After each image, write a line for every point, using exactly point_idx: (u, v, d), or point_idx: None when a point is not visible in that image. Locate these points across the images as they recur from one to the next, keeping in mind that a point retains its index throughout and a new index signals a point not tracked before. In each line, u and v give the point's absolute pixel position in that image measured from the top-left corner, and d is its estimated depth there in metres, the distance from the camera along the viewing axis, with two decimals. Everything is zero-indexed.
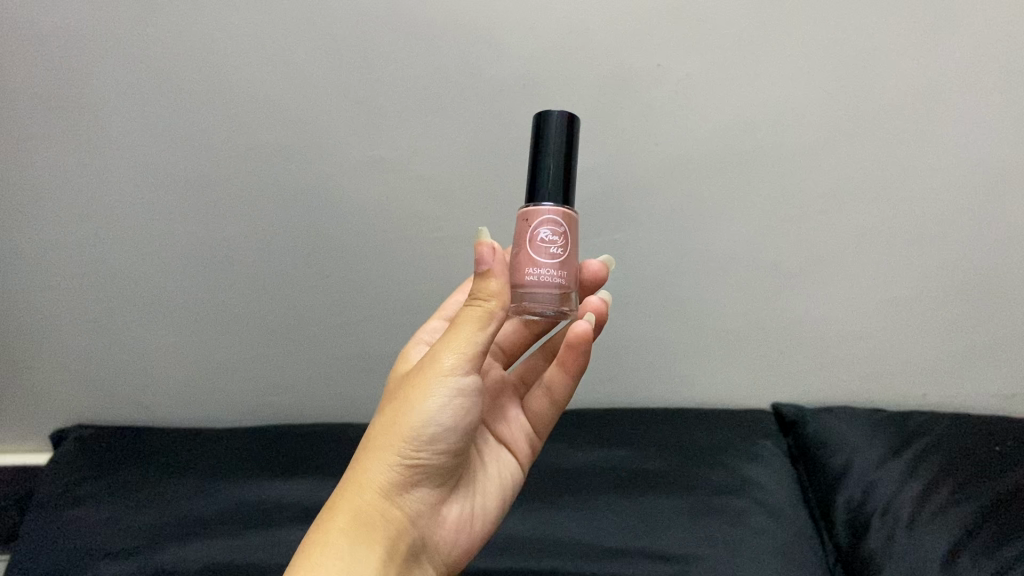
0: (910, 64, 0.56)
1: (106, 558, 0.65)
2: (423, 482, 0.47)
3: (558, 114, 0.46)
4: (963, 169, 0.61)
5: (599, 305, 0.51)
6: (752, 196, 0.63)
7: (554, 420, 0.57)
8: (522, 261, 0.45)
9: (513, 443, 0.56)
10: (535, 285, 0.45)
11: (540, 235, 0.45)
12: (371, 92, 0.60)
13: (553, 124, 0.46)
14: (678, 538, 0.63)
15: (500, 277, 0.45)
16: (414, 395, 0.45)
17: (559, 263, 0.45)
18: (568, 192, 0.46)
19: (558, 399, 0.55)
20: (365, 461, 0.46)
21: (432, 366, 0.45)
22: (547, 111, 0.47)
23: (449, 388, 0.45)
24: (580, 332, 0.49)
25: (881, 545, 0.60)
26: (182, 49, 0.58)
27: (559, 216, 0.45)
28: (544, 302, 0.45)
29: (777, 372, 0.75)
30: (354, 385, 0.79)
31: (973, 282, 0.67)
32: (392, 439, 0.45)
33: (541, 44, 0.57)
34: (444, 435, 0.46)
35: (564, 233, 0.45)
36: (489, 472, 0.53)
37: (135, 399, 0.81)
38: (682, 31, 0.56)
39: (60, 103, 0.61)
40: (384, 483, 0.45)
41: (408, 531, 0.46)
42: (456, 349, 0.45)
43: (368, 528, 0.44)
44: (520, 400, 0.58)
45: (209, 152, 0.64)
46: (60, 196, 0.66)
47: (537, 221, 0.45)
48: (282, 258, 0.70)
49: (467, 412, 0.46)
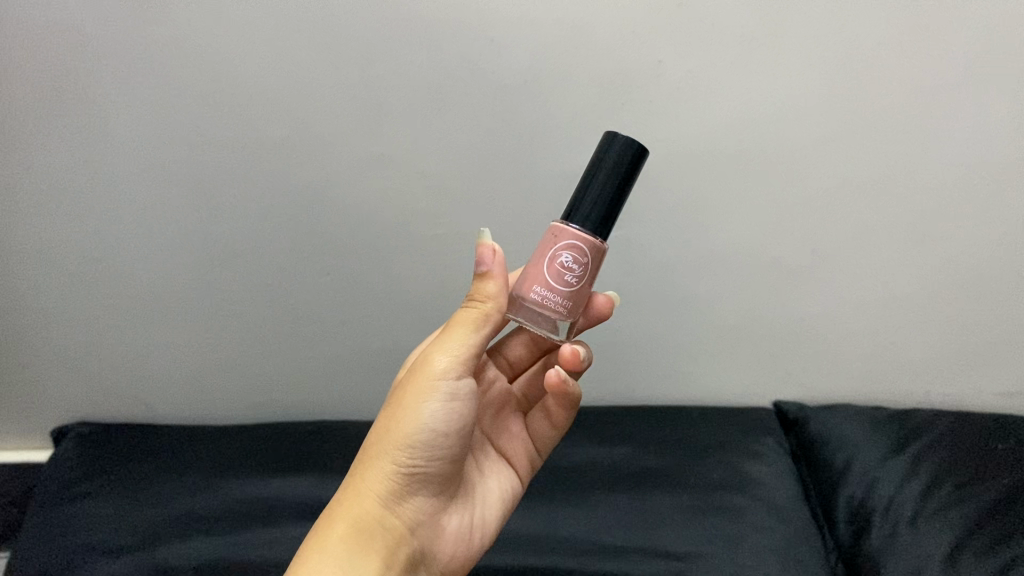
0: (914, 63, 0.56)
1: (107, 556, 0.65)
2: (423, 491, 0.47)
3: (624, 139, 0.46)
4: (968, 167, 0.61)
5: (571, 357, 0.49)
6: (752, 194, 0.63)
7: (556, 439, 0.57)
8: (532, 276, 0.46)
9: (514, 456, 0.56)
10: (538, 303, 0.45)
11: (561, 258, 0.45)
12: (369, 89, 0.59)
13: (615, 149, 0.46)
14: (677, 536, 0.63)
15: (499, 279, 0.46)
16: (409, 401, 0.45)
17: (569, 291, 0.45)
18: (603, 224, 0.46)
19: (560, 421, 0.57)
20: (363, 469, 0.46)
21: (427, 370, 0.46)
22: (618, 134, 0.46)
23: (442, 393, 0.45)
24: (551, 381, 0.50)
25: (881, 543, 0.61)
26: (173, 45, 0.57)
27: (585, 246, 0.45)
28: (541, 319, 0.46)
29: (776, 369, 0.75)
30: (357, 380, 0.80)
31: (976, 281, 0.67)
32: (387, 446, 0.46)
33: (541, 39, 0.56)
34: (439, 441, 0.46)
35: (586, 263, 0.45)
36: (489, 485, 0.53)
37: (135, 395, 0.81)
38: (683, 29, 0.55)
39: (51, 102, 0.59)
40: (382, 492, 0.45)
41: (407, 541, 0.46)
42: (448, 354, 0.46)
43: (365, 537, 0.44)
44: (522, 414, 0.58)
45: (205, 149, 0.63)
46: (55, 194, 0.65)
47: (563, 243, 0.45)
48: (282, 255, 0.70)
49: (462, 418, 0.46)
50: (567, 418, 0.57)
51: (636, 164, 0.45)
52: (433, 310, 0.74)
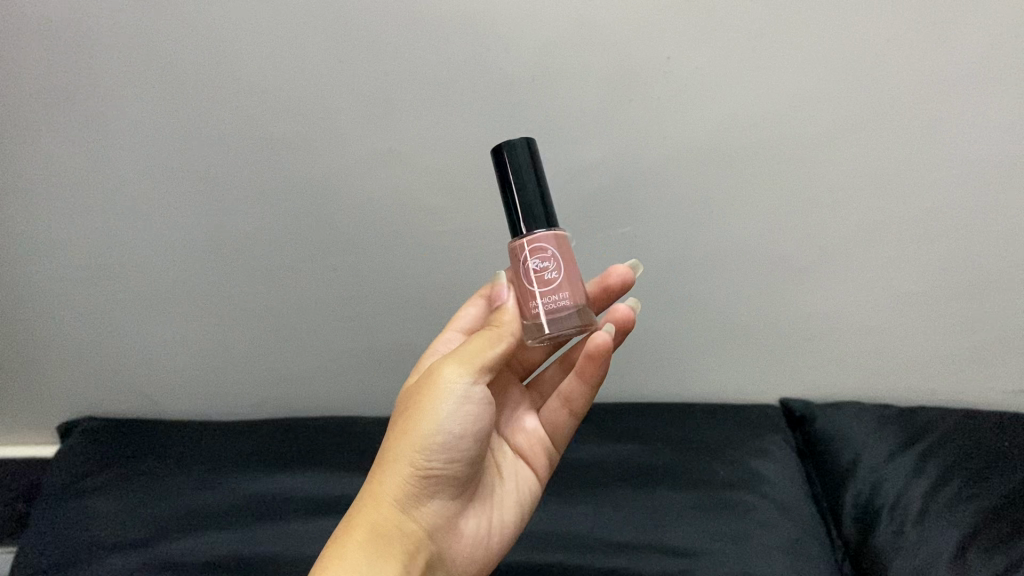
0: (928, 57, 0.55)
1: (113, 552, 0.65)
2: (439, 495, 0.47)
3: (510, 143, 0.47)
4: (979, 165, 0.60)
5: (626, 311, 0.51)
6: (761, 190, 0.63)
7: (572, 433, 0.57)
8: (524, 297, 0.47)
9: (530, 455, 0.56)
10: (543, 313, 0.46)
11: (530, 267, 0.46)
12: (377, 84, 0.59)
13: (511, 153, 0.47)
14: (686, 533, 0.63)
15: (512, 309, 0.48)
16: (424, 407, 0.45)
17: (558, 285, 0.46)
18: (549, 212, 0.47)
19: (577, 411, 0.56)
20: (379, 475, 0.46)
21: (441, 374, 0.46)
22: (502, 143, 0.48)
23: (457, 396, 0.45)
24: (601, 342, 0.49)
25: (890, 540, 0.60)
26: (183, 42, 0.57)
27: (542, 241, 0.46)
28: (563, 324, 0.45)
29: (784, 366, 0.75)
30: (363, 376, 0.80)
31: (987, 279, 0.66)
32: (403, 450, 0.45)
33: (550, 35, 0.56)
34: (455, 444, 0.46)
35: (553, 254, 0.46)
36: (506, 486, 0.53)
37: (142, 390, 0.81)
38: (694, 25, 0.55)
39: (59, 97, 0.59)
40: (398, 496, 0.45)
41: (425, 544, 0.46)
42: (463, 359, 0.46)
43: (384, 541, 0.44)
44: (536, 411, 0.58)
45: (212, 144, 0.62)
46: (62, 190, 0.65)
47: (525, 255, 0.46)
48: (289, 251, 0.70)
49: (477, 421, 0.46)
50: (583, 410, 0.56)
51: (533, 151, 0.47)
52: (438, 307, 0.74)
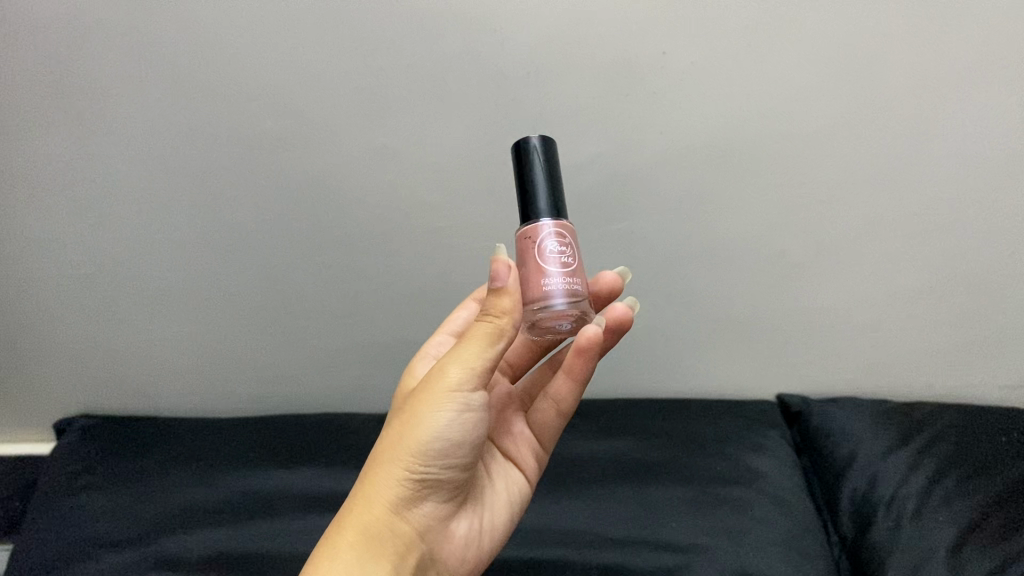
0: (923, 52, 0.55)
1: (108, 550, 0.64)
2: (432, 497, 0.47)
3: (533, 140, 0.48)
4: (974, 159, 0.59)
5: (622, 312, 0.50)
6: (757, 186, 0.63)
7: (560, 433, 0.57)
8: (534, 276, 0.45)
9: (519, 456, 0.56)
10: (550, 296, 0.44)
11: (547, 248, 0.45)
12: (369, 80, 0.58)
13: (532, 150, 0.47)
14: (682, 528, 0.63)
15: (513, 295, 0.44)
16: (421, 412, 0.45)
17: (570, 272, 0.45)
18: (559, 205, 0.47)
19: (566, 412, 0.56)
20: (374, 477, 0.46)
21: (440, 379, 0.45)
22: (522, 143, 0.48)
23: (456, 403, 0.45)
24: (591, 336, 0.47)
25: (886, 535, 0.60)
26: (175, 38, 0.56)
27: (559, 229, 0.46)
28: (563, 314, 0.45)
29: (781, 362, 0.75)
30: (360, 373, 0.80)
31: (982, 274, 0.66)
32: (399, 455, 0.45)
33: (543, 30, 0.55)
34: (451, 449, 0.45)
35: (569, 243, 0.46)
36: (496, 487, 0.53)
37: (139, 387, 0.81)
38: (687, 21, 0.54)
39: (50, 94, 0.59)
40: (393, 499, 0.45)
41: (417, 545, 0.46)
42: (462, 363, 0.44)
43: (377, 543, 0.44)
44: (525, 413, 0.58)
45: (206, 141, 0.62)
46: (56, 187, 0.65)
47: (541, 237, 0.46)
48: (283, 248, 0.70)
49: (474, 428, 0.45)
50: (573, 410, 0.56)
51: (554, 152, 0.47)
52: (434, 304, 0.73)
